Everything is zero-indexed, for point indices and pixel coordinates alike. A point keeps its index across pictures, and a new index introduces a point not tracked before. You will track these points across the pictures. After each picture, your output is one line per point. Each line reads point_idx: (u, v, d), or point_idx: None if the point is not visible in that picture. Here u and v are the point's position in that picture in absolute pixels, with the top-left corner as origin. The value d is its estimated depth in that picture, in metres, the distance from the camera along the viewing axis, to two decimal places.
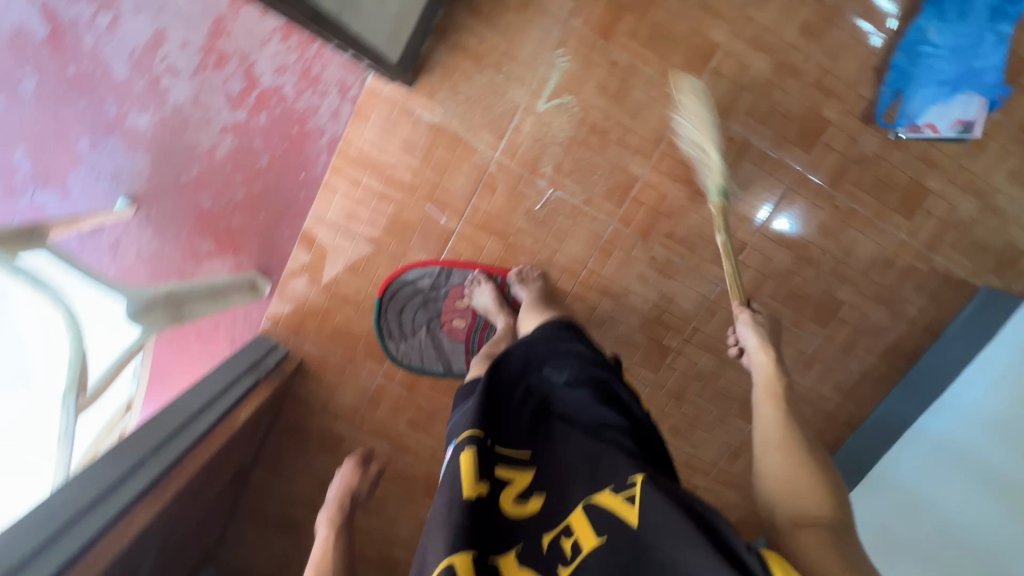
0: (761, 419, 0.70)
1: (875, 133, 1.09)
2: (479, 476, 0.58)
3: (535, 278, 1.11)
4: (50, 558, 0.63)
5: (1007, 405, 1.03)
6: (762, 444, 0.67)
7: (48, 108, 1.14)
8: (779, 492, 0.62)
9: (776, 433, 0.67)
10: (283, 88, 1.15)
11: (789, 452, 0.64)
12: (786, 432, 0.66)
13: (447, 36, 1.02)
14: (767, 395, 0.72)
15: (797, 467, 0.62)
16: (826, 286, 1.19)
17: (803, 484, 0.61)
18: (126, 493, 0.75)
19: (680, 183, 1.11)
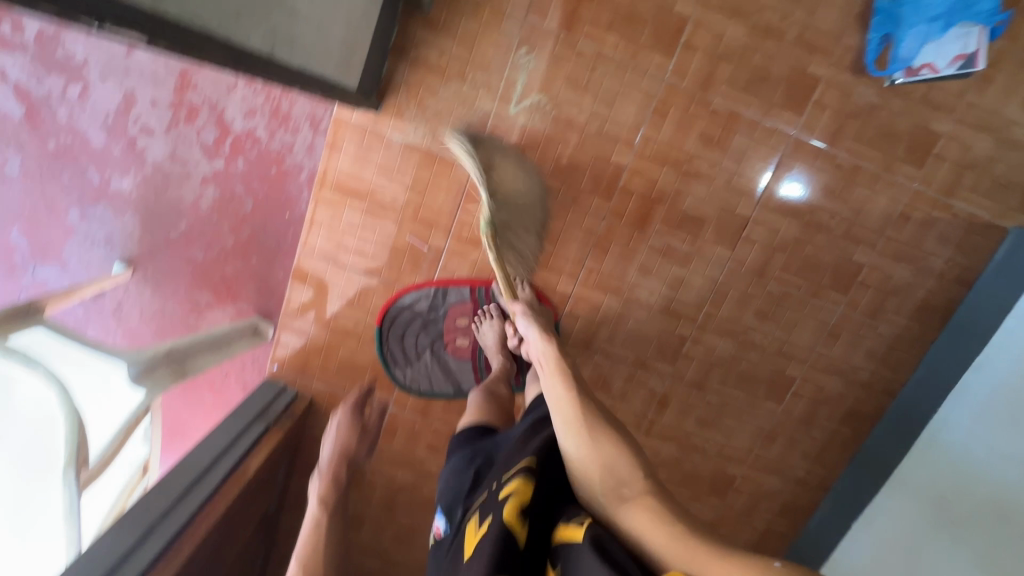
0: (556, 402, 0.72)
1: (869, 84, 1.03)
2: (484, 522, 0.57)
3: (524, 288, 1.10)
4: None
5: None
6: (564, 427, 0.68)
7: (35, 185, 1.16)
8: (592, 473, 0.62)
9: (571, 416, 0.68)
10: (255, 131, 1.14)
11: (585, 429, 0.66)
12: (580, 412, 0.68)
13: (406, 52, 0.99)
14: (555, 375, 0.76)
15: (599, 445, 0.63)
16: (841, 251, 1.12)
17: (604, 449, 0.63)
18: (151, 548, 0.75)
19: (670, 166, 1.06)
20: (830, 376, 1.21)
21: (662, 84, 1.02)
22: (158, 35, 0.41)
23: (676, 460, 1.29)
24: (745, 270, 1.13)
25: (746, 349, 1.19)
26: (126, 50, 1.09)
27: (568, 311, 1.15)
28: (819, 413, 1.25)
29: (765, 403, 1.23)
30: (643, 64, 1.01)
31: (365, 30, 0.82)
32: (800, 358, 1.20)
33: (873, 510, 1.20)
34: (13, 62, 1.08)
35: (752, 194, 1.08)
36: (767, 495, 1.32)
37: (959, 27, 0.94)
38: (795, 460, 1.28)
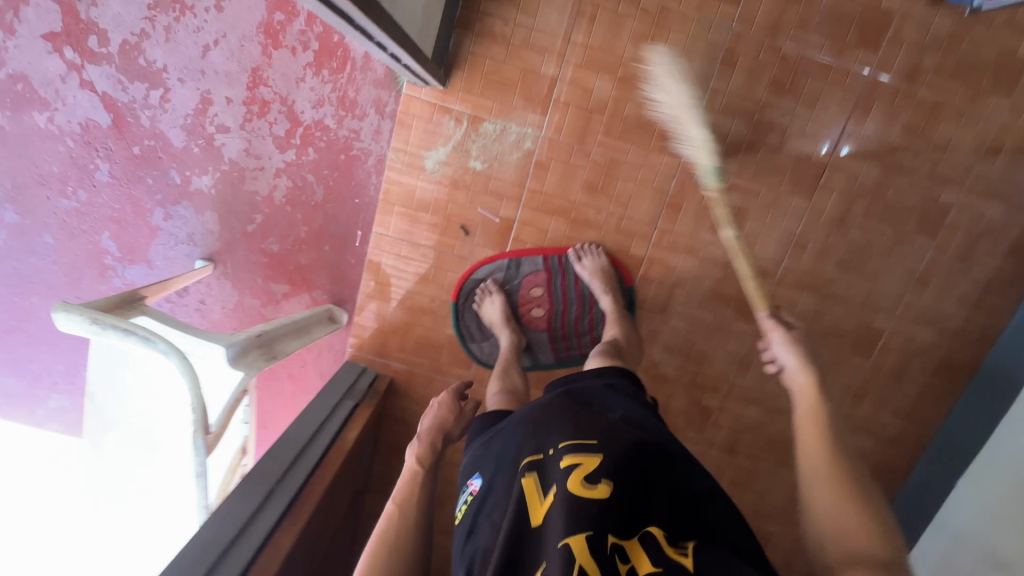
0: (806, 443, 0.75)
1: (948, 13, 0.99)
2: (549, 491, 0.55)
3: (597, 258, 1.10)
4: (234, 562, 0.70)
5: None
6: (812, 473, 0.71)
7: (122, 188, 1.23)
8: (833, 529, 0.64)
9: (826, 461, 0.71)
10: (324, 120, 1.17)
11: (835, 479, 0.69)
12: (833, 465, 0.70)
13: (471, 24, 1.01)
14: (808, 414, 0.78)
15: (847, 504, 0.66)
16: (926, 192, 1.08)
17: (859, 528, 0.63)
18: (265, 524, 0.77)
19: (740, 118, 1.04)
20: (921, 326, 1.16)
21: (730, 33, 1.01)
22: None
23: (761, 426, 1.25)
24: (825, 220, 1.10)
25: (828, 303, 1.15)
26: (201, 52, 1.14)
27: (642, 274, 1.14)
28: (910, 368, 1.20)
29: (853, 358, 1.19)
30: (709, 16, 1.00)
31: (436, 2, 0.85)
32: (887, 309, 1.15)
33: (978, 464, 1.11)
34: (101, 73, 1.15)
35: (815, 156, 1.06)
36: (858, 458, 1.27)
37: None
38: (888, 419, 1.23)
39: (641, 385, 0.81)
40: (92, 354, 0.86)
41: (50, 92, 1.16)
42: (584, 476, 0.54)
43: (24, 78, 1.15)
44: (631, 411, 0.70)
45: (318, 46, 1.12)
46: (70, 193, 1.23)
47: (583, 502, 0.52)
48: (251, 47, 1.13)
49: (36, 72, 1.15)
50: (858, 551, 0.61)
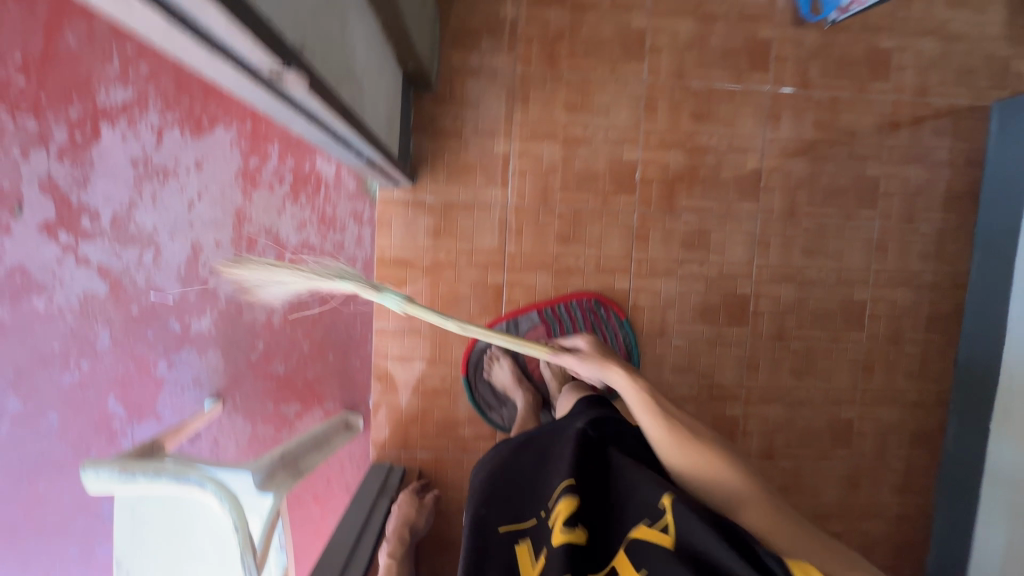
0: (637, 408, 0.78)
1: (811, 30, 1.18)
2: (540, 551, 0.67)
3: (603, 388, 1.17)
4: None
5: None
6: (660, 446, 0.75)
7: (124, 349, 1.26)
8: (703, 485, 0.71)
9: (667, 432, 0.75)
10: (309, 240, 1.27)
11: (680, 436, 0.74)
12: (671, 429, 0.75)
13: (425, 127, 1.14)
14: (637, 400, 0.78)
15: (704, 456, 0.72)
16: (853, 170, 1.21)
17: (723, 468, 0.71)
18: None
19: (675, 148, 1.18)
20: (898, 288, 1.24)
21: (644, 84, 1.17)
22: (315, 87, 0.51)
23: (789, 423, 1.26)
24: (776, 216, 1.21)
25: (807, 288, 1.23)
26: (187, 207, 1.24)
27: (632, 305, 1.21)
28: (903, 329, 1.25)
29: (848, 334, 1.25)
30: (624, 75, 1.16)
31: (395, 117, 0.97)
32: (861, 280, 1.23)
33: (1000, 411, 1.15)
34: (95, 248, 1.23)
35: (748, 165, 1.20)
36: (892, 432, 1.28)
37: None
38: (905, 382, 1.27)
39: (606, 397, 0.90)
40: (120, 509, 0.85)
41: (47, 276, 1.23)
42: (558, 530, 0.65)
43: (21, 269, 1.22)
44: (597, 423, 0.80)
45: (292, 177, 1.25)
46: (72, 366, 1.25)
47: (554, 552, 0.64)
48: (233, 193, 1.25)
49: (33, 260, 1.22)
50: (728, 490, 0.70)
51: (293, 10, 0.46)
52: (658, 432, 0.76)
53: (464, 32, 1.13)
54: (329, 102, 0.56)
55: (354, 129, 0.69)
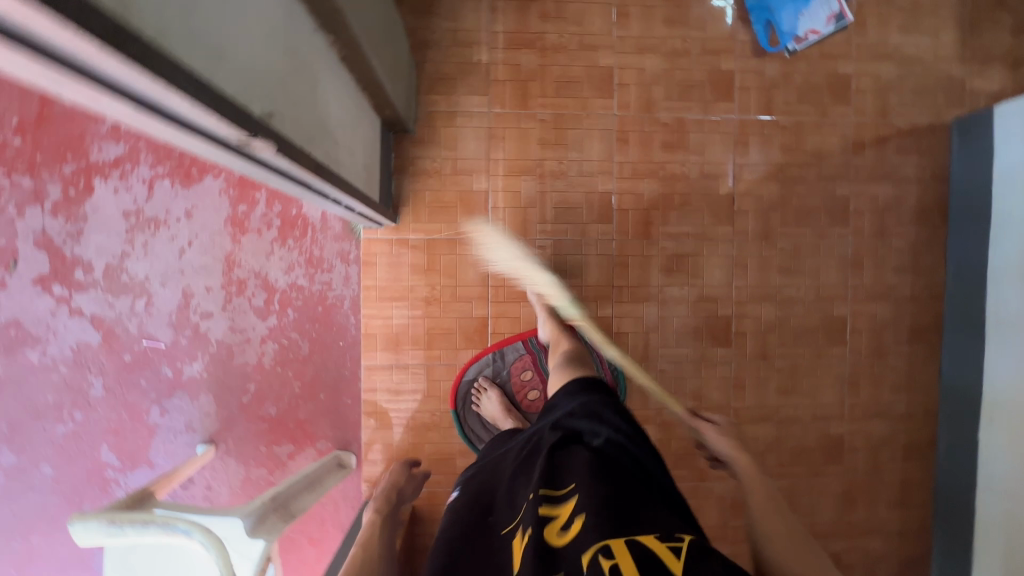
0: (763, 491, 0.83)
1: (772, 60, 1.24)
2: (525, 532, 0.62)
3: None
4: None
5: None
6: (767, 535, 0.76)
7: (116, 397, 1.27)
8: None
9: (780, 522, 0.77)
10: (297, 281, 1.30)
11: (789, 530, 0.75)
12: (784, 521, 0.77)
13: (406, 169, 1.18)
14: (758, 484, 0.84)
15: (809, 559, 0.71)
16: (823, 191, 1.25)
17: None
18: None
19: (648, 177, 1.22)
20: (877, 302, 1.26)
21: (615, 118, 1.21)
22: (283, 150, 0.54)
23: (780, 442, 1.26)
24: (752, 238, 1.24)
25: (787, 307, 1.25)
26: (177, 255, 1.28)
27: (616, 331, 1.23)
28: (886, 342, 1.27)
29: (832, 350, 1.26)
30: (595, 110, 1.21)
31: (375, 161, 1.01)
32: (840, 296, 1.26)
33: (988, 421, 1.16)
34: (88, 298, 1.26)
35: (720, 190, 1.23)
36: (883, 446, 1.28)
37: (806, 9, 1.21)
38: (892, 395, 1.27)
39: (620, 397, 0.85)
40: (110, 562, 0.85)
41: (41, 328, 1.25)
42: (555, 528, 0.61)
43: (17, 323, 1.25)
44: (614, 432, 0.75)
45: (280, 222, 1.29)
46: (66, 417, 1.26)
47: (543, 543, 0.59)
48: (222, 239, 1.28)
49: (28, 314, 1.25)
50: None
51: (258, 82, 0.50)
52: (771, 523, 0.77)
53: (440, 77, 1.18)
54: (300, 160, 0.59)
55: (331, 183, 0.73)
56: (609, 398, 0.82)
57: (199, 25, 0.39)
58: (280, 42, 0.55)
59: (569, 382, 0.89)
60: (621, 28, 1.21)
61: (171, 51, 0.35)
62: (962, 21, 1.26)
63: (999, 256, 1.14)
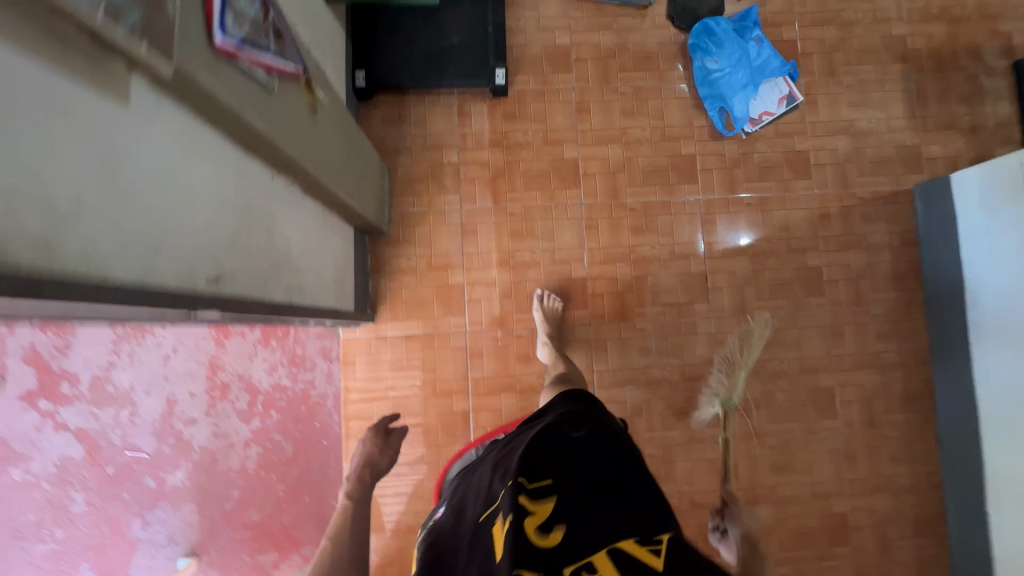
0: None
1: (730, 142, 1.28)
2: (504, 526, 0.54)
3: None
4: None
5: (1004, 271, 1.09)
6: None
7: (98, 512, 1.23)
8: None
9: None
10: (281, 381, 1.31)
11: None
12: None
13: (382, 269, 1.21)
14: None
15: None
16: (795, 263, 1.26)
17: None
18: None
19: (620, 261, 1.24)
20: (863, 371, 1.25)
21: (583, 207, 1.25)
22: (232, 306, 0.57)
23: (783, 523, 1.21)
24: (729, 314, 1.24)
25: (773, 380, 1.23)
26: (162, 362, 1.27)
27: None
28: (878, 411, 1.24)
29: (824, 422, 1.23)
30: (563, 200, 1.25)
31: (348, 270, 1.05)
32: (825, 367, 1.24)
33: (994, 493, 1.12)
34: (73, 411, 1.22)
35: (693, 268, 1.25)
36: (890, 522, 1.22)
37: (756, 94, 1.26)
38: (892, 466, 1.23)
39: (600, 409, 0.82)
40: None
41: (24, 445, 1.19)
42: (534, 522, 0.53)
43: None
44: (593, 434, 0.71)
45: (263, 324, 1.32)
46: (45, 536, 1.20)
47: (521, 538, 0.51)
48: (206, 344, 1.30)
49: (9, 432, 1.18)
50: None
51: (204, 253, 0.53)
52: None
53: (411, 179, 1.23)
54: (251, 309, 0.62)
55: (291, 314, 0.76)
56: (584, 408, 0.79)
57: (135, 232, 0.43)
58: (230, 205, 0.59)
59: (552, 401, 0.86)
60: (583, 121, 1.27)
61: (100, 273, 0.39)
62: (908, 93, 1.32)
63: (979, 320, 1.15)
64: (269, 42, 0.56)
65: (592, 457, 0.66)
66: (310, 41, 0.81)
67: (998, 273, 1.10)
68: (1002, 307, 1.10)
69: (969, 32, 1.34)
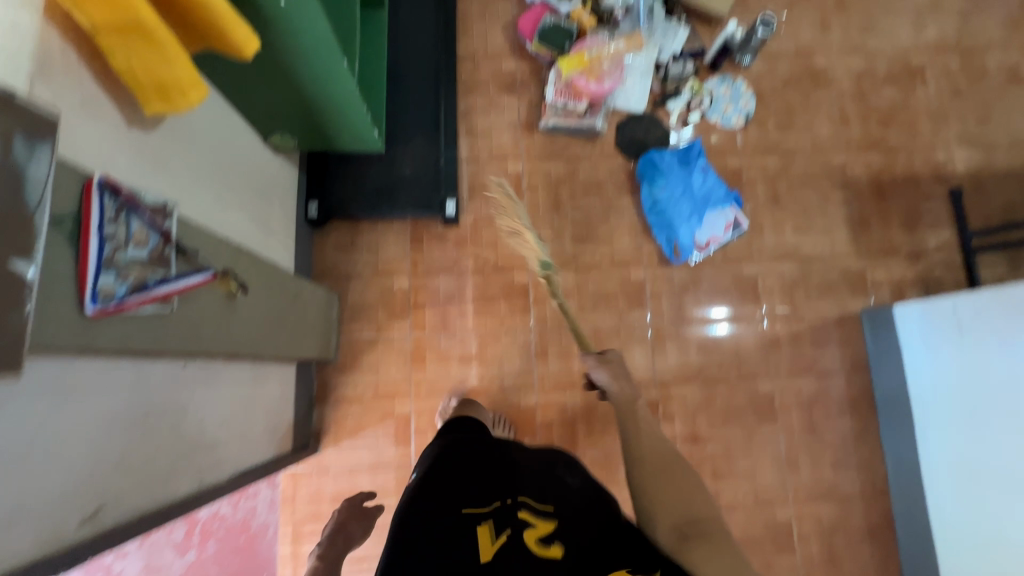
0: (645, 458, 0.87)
1: (679, 267, 1.30)
2: (502, 531, 0.63)
3: None
4: None
5: (948, 410, 1.09)
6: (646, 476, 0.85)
7: None
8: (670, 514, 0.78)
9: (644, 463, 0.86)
10: (220, 509, 1.11)
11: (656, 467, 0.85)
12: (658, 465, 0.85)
13: (329, 398, 1.20)
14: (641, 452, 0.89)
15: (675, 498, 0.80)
16: (746, 389, 1.26)
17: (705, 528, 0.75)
18: None
19: (570, 388, 1.23)
20: (819, 503, 1.23)
21: (533, 332, 1.25)
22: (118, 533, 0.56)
23: None
24: (680, 443, 1.23)
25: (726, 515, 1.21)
26: None
27: None
28: (837, 546, 1.21)
29: (780, 560, 1.20)
30: (512, 326, 1.25)
31: (287, 412, 1.06)
32: (780, 499, 1.22)
33: None
34: None
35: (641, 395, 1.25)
36: None
37: (703, 222, 1.30)
38: None
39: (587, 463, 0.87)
40: None
41: None
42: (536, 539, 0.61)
43: None
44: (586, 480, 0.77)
45: None
46: None
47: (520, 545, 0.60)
48: None
49: None
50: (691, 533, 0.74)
51: (83, 494, 0.52)
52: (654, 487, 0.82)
53: (361, 306, 1.24)
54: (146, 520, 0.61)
55: (206, 493, 0.74)
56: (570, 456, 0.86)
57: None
58: (128, 425, 0.59)
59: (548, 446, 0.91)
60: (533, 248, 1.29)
61: None
62: (851, 219, 1.36)
63: (930, 456, 1.13)
64: (167, 268, 0.56)
65: (585, 495, 0.72)
66: (212, 215, 0.80)
67: (947, 414, 1.10)
68: (952, 448, 1.09)
69: (906, 161, 1.40)
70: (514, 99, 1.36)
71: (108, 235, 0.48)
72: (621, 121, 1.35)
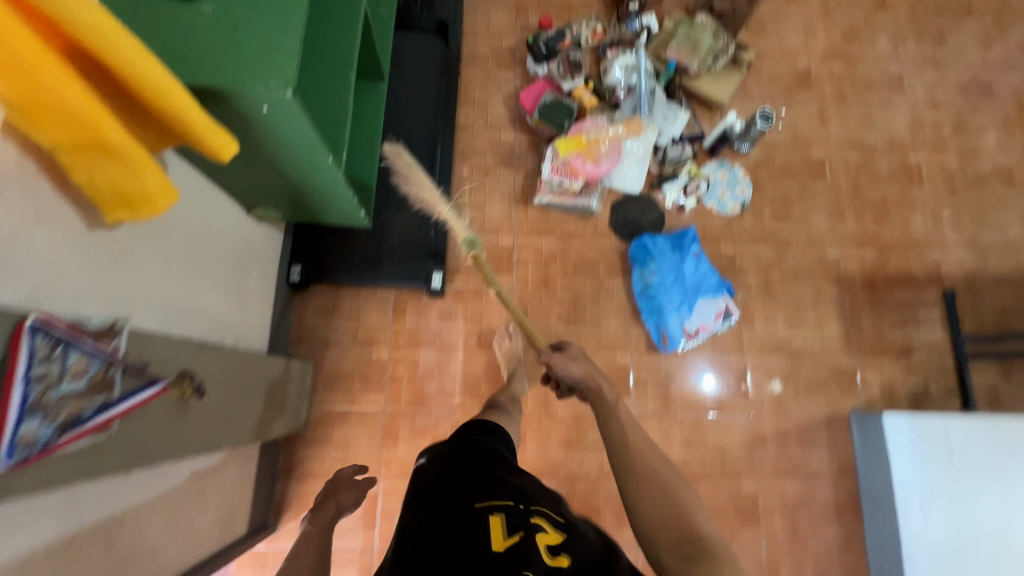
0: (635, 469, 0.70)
1: (666, 354, 1.27)
2: (516, 529, 0.60)
3: None
4: None
5: (937, 535, 1.03)
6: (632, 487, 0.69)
7: None
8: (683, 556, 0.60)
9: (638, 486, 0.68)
10: None
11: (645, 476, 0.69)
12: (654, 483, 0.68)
13: (294, 472, 1.14)
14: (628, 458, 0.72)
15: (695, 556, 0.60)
16: (728, 487, 1.22)
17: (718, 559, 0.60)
18: None
19: (547, 476, 1.19)
20: None
21: None
22: None
23: None
24: None
25: None
26: None
27: None
28: None
29: None
30: None
31: (243, 493, 1.01)
32: None
33: None
34: None
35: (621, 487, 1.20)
36: None
37: (693, 310, 1.27)
38: None
39: None
40: None
41: None
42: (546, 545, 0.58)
43: None
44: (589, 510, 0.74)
45: None
46: None
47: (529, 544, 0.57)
48: None
49: None
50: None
51: None
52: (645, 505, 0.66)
53: (337, 375, 1.20)
54: None
55: None
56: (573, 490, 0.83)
57: None
58: (55, 557, 0.54)
59: None
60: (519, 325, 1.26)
61: None
62: (843, 315, 1.34)
63: None
64: (109, 391, 0.52)
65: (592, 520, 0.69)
66: (183, 303, 0.77)
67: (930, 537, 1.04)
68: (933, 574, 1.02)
69: (900, 259, 1.39)
70: (511, 171, 1.35)
71: (38, 375, 0.44)
72: (616, 201, 1.34)
